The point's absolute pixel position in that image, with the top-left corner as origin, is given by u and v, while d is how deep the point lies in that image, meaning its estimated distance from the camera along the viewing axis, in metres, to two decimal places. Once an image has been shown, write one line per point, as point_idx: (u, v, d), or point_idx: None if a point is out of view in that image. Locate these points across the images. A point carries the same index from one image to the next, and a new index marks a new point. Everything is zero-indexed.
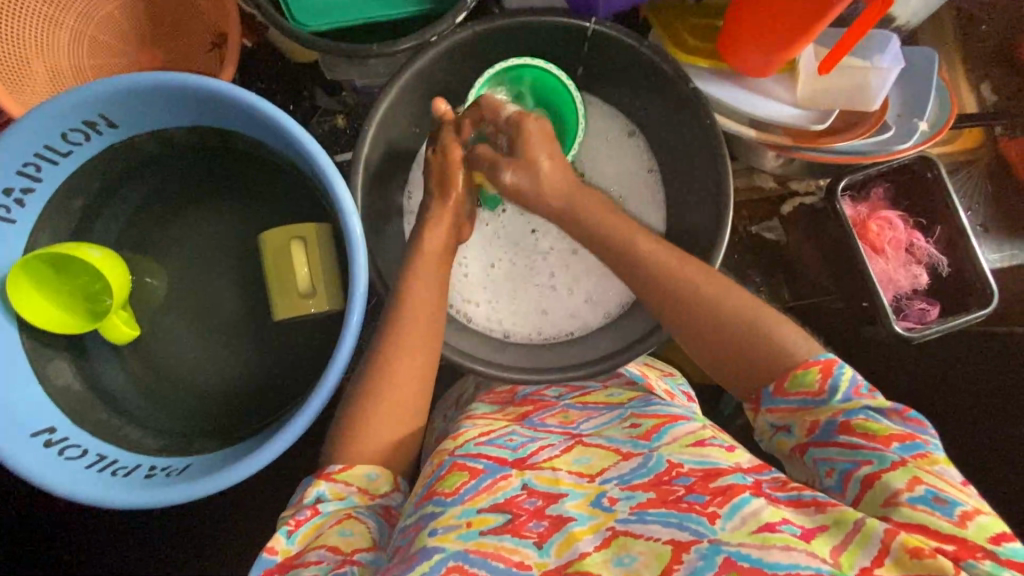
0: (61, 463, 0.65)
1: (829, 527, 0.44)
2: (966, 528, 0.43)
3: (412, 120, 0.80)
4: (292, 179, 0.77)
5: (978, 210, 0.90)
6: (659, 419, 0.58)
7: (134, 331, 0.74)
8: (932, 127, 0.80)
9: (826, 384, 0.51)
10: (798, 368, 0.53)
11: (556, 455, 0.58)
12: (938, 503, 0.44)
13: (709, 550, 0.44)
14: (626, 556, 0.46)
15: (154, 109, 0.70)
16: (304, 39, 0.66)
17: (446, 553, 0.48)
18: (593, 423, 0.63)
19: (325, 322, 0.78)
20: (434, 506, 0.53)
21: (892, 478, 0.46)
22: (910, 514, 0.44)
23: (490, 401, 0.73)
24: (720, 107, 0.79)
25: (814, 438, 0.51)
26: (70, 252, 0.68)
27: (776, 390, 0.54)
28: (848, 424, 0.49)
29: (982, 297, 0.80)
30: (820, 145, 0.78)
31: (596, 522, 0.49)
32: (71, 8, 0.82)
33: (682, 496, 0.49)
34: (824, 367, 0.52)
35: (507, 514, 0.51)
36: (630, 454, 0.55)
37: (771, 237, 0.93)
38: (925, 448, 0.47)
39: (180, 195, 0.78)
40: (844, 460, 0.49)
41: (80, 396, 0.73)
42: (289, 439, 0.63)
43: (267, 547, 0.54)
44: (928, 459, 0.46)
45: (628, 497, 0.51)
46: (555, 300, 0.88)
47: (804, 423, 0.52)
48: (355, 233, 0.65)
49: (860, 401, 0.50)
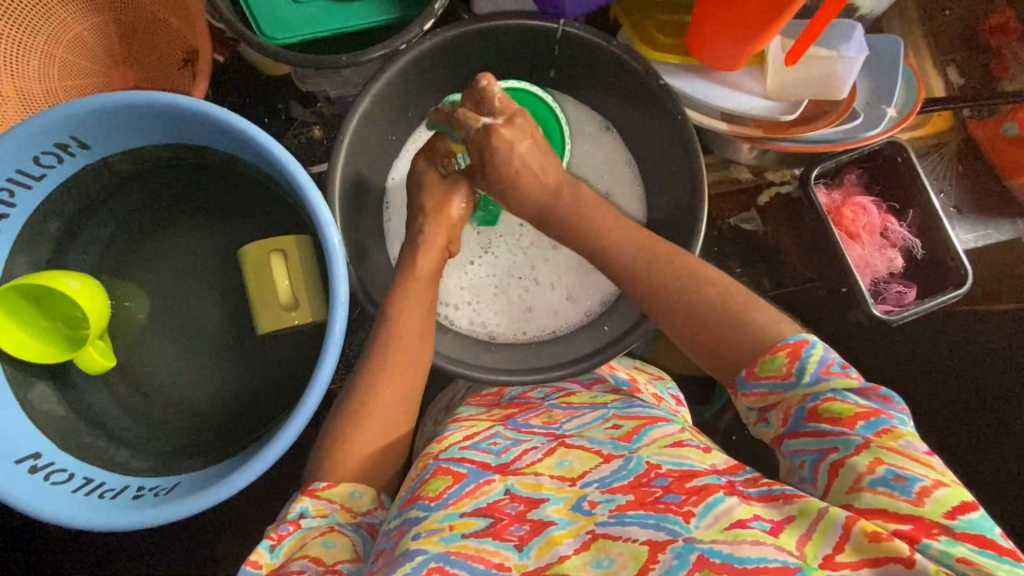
0: (47, 488, 0.65)
1: (795, 517, 0.46)
2: (923, 506, 0.43)
3: (387, 127, 0.80)
4: (270, 192, 0.77)
5: (950, 192, 0.92)
6: (639, 421, 0.59)
7: (105, 361, 0.74)
8: (899, 113, 0.82)
9: (793, 367, 0.50)
10: (766, 354, 0.52)
11: (539, 458, 0.57)
12: (898, 482, 0.44)
13: (684, 548, 0.45)
14: (605, 559, 0.47)
15: (127, 128, 0.69)
16: (274, 52, 0.66)
17: (428, 555, 0.49)
18: (576, 423, 0.63)
19: (308, 335, 0.78)
20: (418, 511, 0.53)
21: (857, 461, 0.46)
22: (872, 499, 0.45)
23: (476, 403, 0.73)
24: (692, 103, 0.81)
25: (787, 428, 0.51)
26: (46, 283, 0.68)
27: (748, 373, 0.53)
28: (814, 410, 0.49)
29: (956, 277, 0.81)
30: (791, 135, 0.79)
31: (575, 527, 0.50)
32: (41, 31, 0.81)
33: (660, 497, 0.49)
34: (790, 351, 0.50)
35: (490, 518, 0.52)
36: (610, 457, 0.55)
37: (749, 228, 0.93)
38: (890, 423, 0.46)
39: (156, 214, 0.78)
40: (813, 449, 0.49)
41: (64, 419, 0.72)
42: (276, 454, 0.63)
43: (249, 561, 0.54)
44: (892, 435, 0.46)
45: (607, 500, 0.51)
46: (539, 300, 0.88)
47: (778, 413, 0.51)
48: (334, 243, 0.65)
49: (827, 384, 0.49)
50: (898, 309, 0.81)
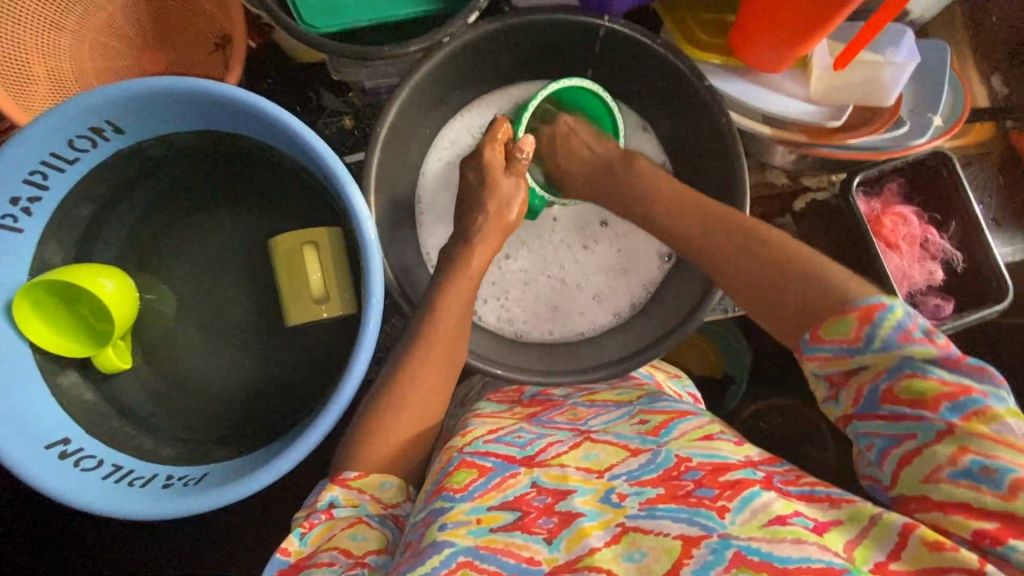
0: (77, 476, 0.65)
1: (844, 522, 0.45)
2: (1015, 501, 0.41)
3: (423, 120, 0.79)
4: (307, 185, 0.76)
5: (989, 204, 0.90)
6: (667, 415, 0.58)
7: (122, 363, 0.73)
8: (945, 122, 0.80)
9: (862, 331, 0.49)
10: (836, 316, 0.52)
11: (564, 451, 0.58)
12: (985, 474, 0.43)
13: (720, 544, 0.44)
14: (637, 552, 0.46)
15: (162, 114, 0.69)
16: (313, 41, 0.65)
17: (456, 548, 0.48)
18: (602, 419, 0.63)
19: (335, 329, 0.77)
20: (443, 502, 0.53)
21: (937, 452, 0.45)
22: (953, 491, 0.43)
23: (498, 401, 0.73)
24: (734, 105, 0.79)
25: (859, 410, 0.50)
26: (84, 283, 0.68)
27: (813, 336, 0.53)
28: (893, 392, 0.48)
29: (996, 293, 0.80)
30: (836, 141, 0.77)
31: (605, 518, 0.49)
32: (73, 10, 0.80)
33: (692, 491, 0.49)
34: (862, 314, 0.50)
35: (517, 511, 0.51)
36: (638, 451, 0.55)
37: (782, 234, 0.90)
38: (984, 404, 0.45)
39: (187, 199, 0.77)
40: (886, 433, 0.48)
41: (91, 405, 0.72)
42: (307, 448, 0.62)
43: (279, 548, 0.54)
44: (983, 419, 0.44)
45: (637, 493, 0.51)
46: (568, 301, 0.87)
47: (850, 392, 0.51)
48: (370, 237, 0.64)
49: (906, 352, 0.48)
50: (934, 323, 0.80)
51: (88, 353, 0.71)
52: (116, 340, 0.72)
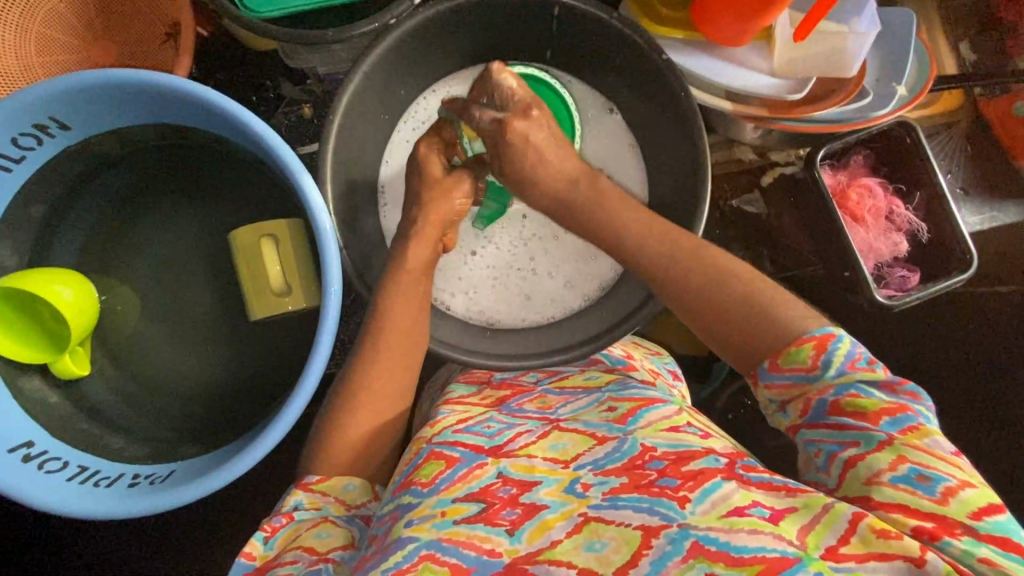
0: (40, 477, 0.64)
1: (798, 508, 0.45)
2: (948, 505, 0.43)
3: (380, 106, 0.78)
4: (263, 176, 0.75)
5: (957, 173, 0.90)
6: (635, 403, 0.59)
7: (82, 370, 0.73)
8: (909, 92, 0.79)
9: (818, 359, 0.49)
10: (790, 346, 0.51)
11: (533, 441, 0.58)
12: (920, 481, 0.44)
13: (678, 534, 0.45)
14: (598, 542, 0.46)
15: (106, 109, 0.67)
16: (259, 29, 0.64)
17: (419, 543, 0.48)
18: (571, 407, 0.63)
19: (301, 323, 0.76)
20: (410, 497, 0.53)
21: (878, 458, 0.46)
22: (891, 493, 0.44)
23: (466, 381, 0.74)
24: (695, 80, 0.77)
25: (805, 419, 0.51)
26: (38, 292, 0.67)
27: (771, 365, 0.52)
28: (837, 404, 0.48)
29: (961, 261, 0.80)
30: (797, 115, 0.76)
31: (568, 509, 0.49)
32: (14, 3, 0.77)
33: (655, 480, 0.49)
34: (817, 343, 0.50)
35: (481, 503, 0.51)
36: (605, 439, 0.56)
37: (751, 210, 0.92)
38: (916, 421, 0.46)
39: (143, 196, 0.76)
40: (832, 440, 0.49)
41: (56, 406, 0.72)
42: (274, 441, 0.62)
43: (244, 553, 0.55)
44: (918, 434, 0.46)
45: (601, 483, 0.51)
46: (537, 287, 0.86)
47: (796, 405, 0.51)
48: (326, 227, 0.63)
49: (852, 377, 0.49)
50: (900, 294, 0.80)
51: (44, 357, 0.70)
52: (72, 347, 0.71)
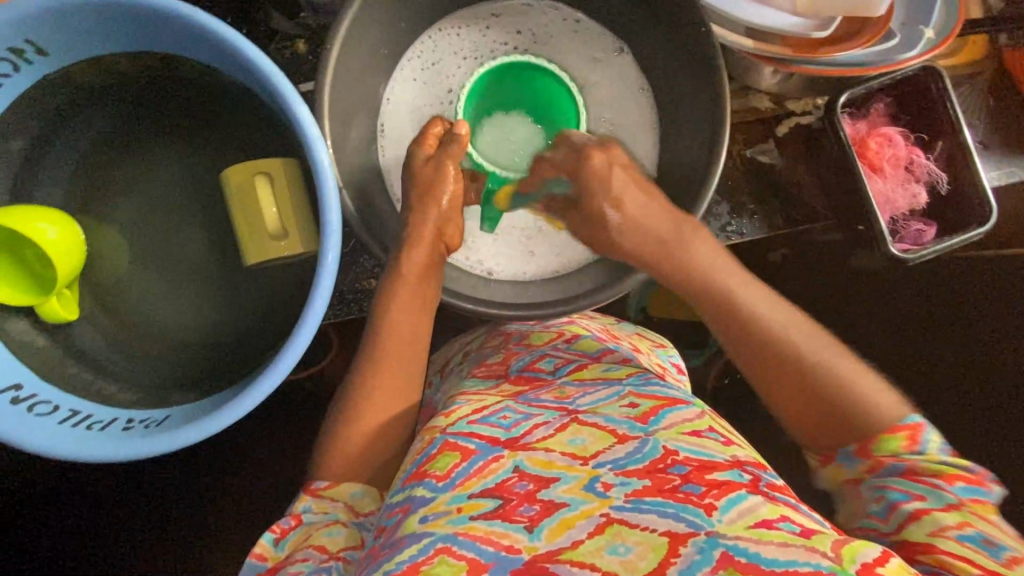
0: (30, 420, 0.62)
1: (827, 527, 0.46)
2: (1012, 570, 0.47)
3: (379, 41, 0.73)
4: (256, 112, 0.71)
5: (978, 127, 0.86)
6: (657, 401, 0.58)
7: (71, 315, 0.70)
8: (939, 33, 0.74)
9: (913, 440, 0.55)
10: (885, 427, 0.56)
11: (550, 434, 0.56)
12: (986, 544, 0.48)
13: (706, 543, 0.45)
14: (621, 546, 0.46)
15: (87, 32, 0.62)
16: None
17: (435, 536, 0.49)
18: (591, 398, 0.61)
19: (299, 268, 0.73)
20: (424, 490, 0.53)
21: (945, 515, 0.50)
22: (957, 547, 0.48)
23: (482, 375, 0.71)
24: (715, 17, 0.73)
25: (874, 471, 0.56)
26: (22, 230, 0.64)
27: (858, 450, 0.57)
28: (914, 466, 0.54)
29: (980, 215, 0.78)
30: (820, 56, 0.72)
31: (589, 508, 0.49)
32: None
33: (678, 486, 0.49)
34: (911, 425, 0.56)
35: (498, 499, 0.51)
36: (625, 438, 0.55)
37: (766, 160, 0.84)
38: (983, 496, 0.52)
39: (128, 131, 0.72)
40: (900, 490, 0.53)
41: (45, 351, 0.69)
42: (269, 386, 0.60)
43: (256, 553, 0.59)
44: (984, 507, 0.51)
45: (623, 484, 0.51)
46: (540, 242, 0.82)
47: (870, 457, 0.56)
48: (324, 161, 0.60)
49: (934, 455, 0.54)
50: (915, 248, 0.78)
51: (30, 299, 0.67)
52: (60, 289, 0.69)
